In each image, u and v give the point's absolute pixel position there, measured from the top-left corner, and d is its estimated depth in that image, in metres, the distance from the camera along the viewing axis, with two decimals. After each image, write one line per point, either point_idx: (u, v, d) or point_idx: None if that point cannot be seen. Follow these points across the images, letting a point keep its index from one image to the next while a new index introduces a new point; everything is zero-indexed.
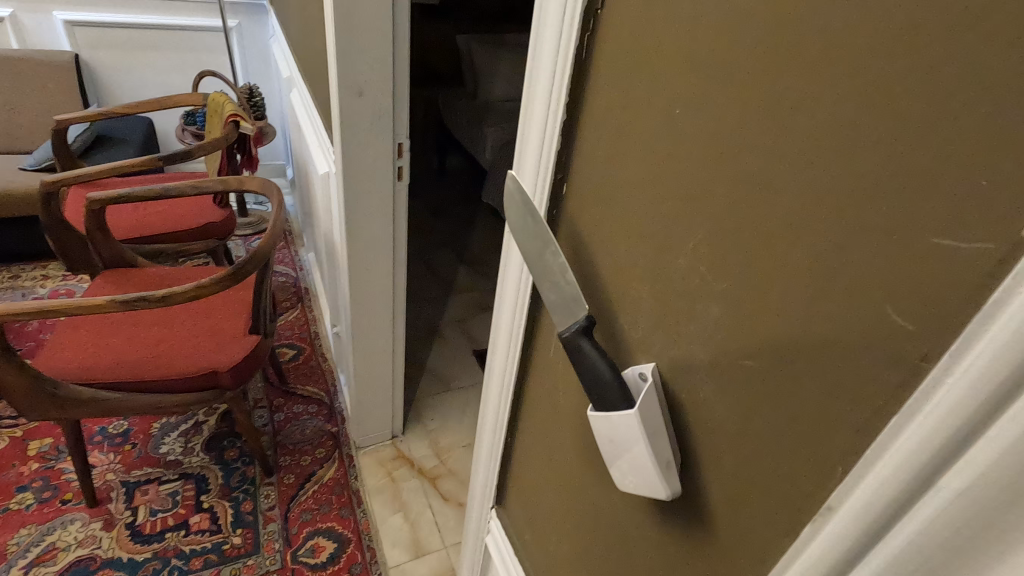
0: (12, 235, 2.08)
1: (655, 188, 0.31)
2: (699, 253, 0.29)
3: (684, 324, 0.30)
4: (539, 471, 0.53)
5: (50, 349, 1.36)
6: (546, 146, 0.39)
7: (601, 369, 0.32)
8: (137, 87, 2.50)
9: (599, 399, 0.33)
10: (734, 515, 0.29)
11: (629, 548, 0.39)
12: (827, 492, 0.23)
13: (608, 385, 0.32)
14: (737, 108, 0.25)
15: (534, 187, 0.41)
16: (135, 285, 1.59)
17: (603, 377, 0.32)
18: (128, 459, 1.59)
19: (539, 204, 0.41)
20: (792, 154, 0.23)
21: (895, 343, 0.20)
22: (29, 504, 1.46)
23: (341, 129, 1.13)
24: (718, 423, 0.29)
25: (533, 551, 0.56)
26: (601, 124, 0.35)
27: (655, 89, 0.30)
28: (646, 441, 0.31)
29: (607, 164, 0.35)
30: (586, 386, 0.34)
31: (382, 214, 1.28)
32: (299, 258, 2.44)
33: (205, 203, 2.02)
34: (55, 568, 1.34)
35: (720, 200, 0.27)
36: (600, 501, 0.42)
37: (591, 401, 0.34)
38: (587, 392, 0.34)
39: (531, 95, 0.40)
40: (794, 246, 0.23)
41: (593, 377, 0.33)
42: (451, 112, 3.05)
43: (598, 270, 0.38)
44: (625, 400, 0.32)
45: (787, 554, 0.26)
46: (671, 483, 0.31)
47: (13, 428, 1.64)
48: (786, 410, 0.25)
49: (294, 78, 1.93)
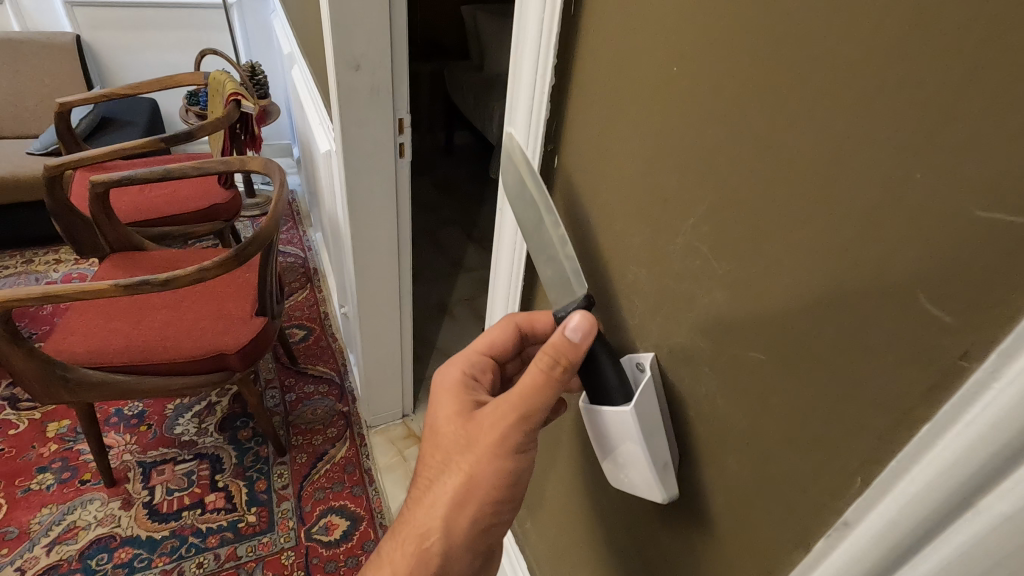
0: (22, 220, 2.09)
1: (652, 158, 0.28)
2: (700, 229, 0.25)
3: (683, 311, 0.27)
4: (541, 461, 0.50)
5: (60, 333, 1.37)
6: (533, 114, 0.36)
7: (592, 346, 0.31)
8: (139, 67, 2.47)
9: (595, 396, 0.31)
10: (738, 518, 0.26)
11: (632, 546, 0.37)
12: (844, 503, 0.21)
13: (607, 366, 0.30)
14: (739, 63, 0.22)
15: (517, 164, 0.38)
16: (141, 269, 1.59)
17: (599, 362, 0.30)
18: (144, 440, 1.61)
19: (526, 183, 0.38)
20: (809, 110, 0.19)
21: (926, 337, 0.17)
22: (49, 484, 1.49)
23: (340, 105, 1.10)
24: (722, 420, 0.26)
25: (534, 540, 0.54)
26: (592, 88, 0.31)
27: (650, 45, 0.27)
28: (641, 438, 0.29)
29: (599, 131, 0.32)
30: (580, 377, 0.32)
31: (385, 192, 1.26)
32: (307, 238, 2.43)
33: (209, 185, 2.01)
34: (76, 547, 1.37)
35: (723, 167, 0.24)
36: (599, 494, 0.40)
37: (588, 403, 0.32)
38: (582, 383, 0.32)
39: (517, 59, 0.36)
40: (810, 228, 0.20)
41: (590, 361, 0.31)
42: (457, 85, 2.99)
43: (593, 250, 0.34)
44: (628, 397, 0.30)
45: (799, 567, 0.23)
46: (667, 486, 0.29)
47: (32, 411, 1.67)
48: (797, 408, 0.22)
49: (294, 54, 1.90)
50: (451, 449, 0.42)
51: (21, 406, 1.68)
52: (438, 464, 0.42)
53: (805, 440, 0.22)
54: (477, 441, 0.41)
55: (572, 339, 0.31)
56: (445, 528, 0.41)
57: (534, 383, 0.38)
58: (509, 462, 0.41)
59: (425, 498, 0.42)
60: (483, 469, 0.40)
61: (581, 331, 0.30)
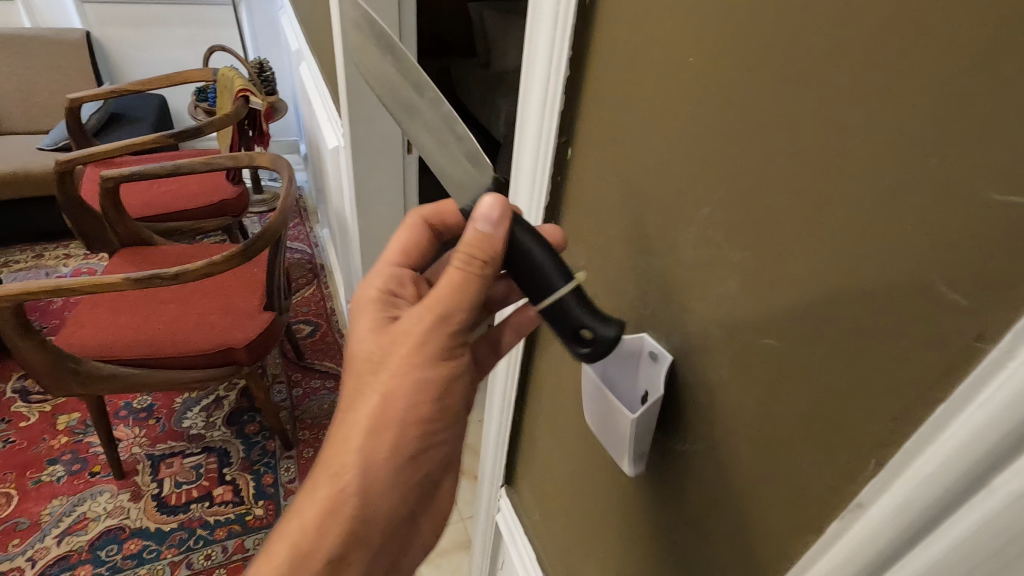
0: (32, 215, 2.11)
1: (666, 149, 0.28)
2: (715, 219, 0.26)
3: (697, 301, 0.28)
4: (549, 453, 0.50)
5: (70, 327, 1.38)
6: (547, 106, 0.36)
7: (565, 296, 0.33)
8: (148, 63, 2.49)
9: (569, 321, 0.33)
10: (748, 505, 0.26)
11: (641, 536, 0.37)
12: (858, 486, 0.21)
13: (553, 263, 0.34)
14: (755, 54, 0.22)
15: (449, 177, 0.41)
16: (150, 263, 1.60)
17: (541, 265, 0.34)
18: (152, 433, 1.63)
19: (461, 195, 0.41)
20: (825, 99, 0.20)
21: (942, 320, 0.17)
22: (60, 476, 1.51)
23: (348, 101, 1.11)
24: (733, 408, 0.26)
25: (542, 531, 0.54)
26: (607, 78, 0.32)
27: (666, 39, 0.27)
28: (638, 415, 0.31)
29: (613, 122, 0.32)
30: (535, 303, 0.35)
31: (393, 188, 1.26)
32: (314, 235, 2.44)
33: (217, 181, 2.02)
34: (86, 537, 1.38)
35: (738, 157, 0.24)
36: (608, 484, 0.40)
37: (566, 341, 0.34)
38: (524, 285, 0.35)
39: (531, 51, 0.36)
40: (825, 214, 0.20)
41: (535, 266, 0.34)
42: (464, 83, 3.00)
43: (605, 240, 0.35)
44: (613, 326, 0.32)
45: (810, 551, 0.23)
46: (634, 462, 0.33)
47: (43, 404, 1.69)
48: (810, 393, 0.22)
49: (302, 51, 1.91)
50: (363, 372, 0.39)
51: (32, 399, 1.71)
52: (351, 390, 0.40)
53: (819, 425, 0.22)
54: (395, 352, 0.38)
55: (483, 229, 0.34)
56: (364, 461, 0.38)
57: (453, 283, 0.36)
58: (432, 374, 0.39)
59: (344, 427, 0.39)
60: (404, 379, 0.38)
61: (494, 219, 0.34)
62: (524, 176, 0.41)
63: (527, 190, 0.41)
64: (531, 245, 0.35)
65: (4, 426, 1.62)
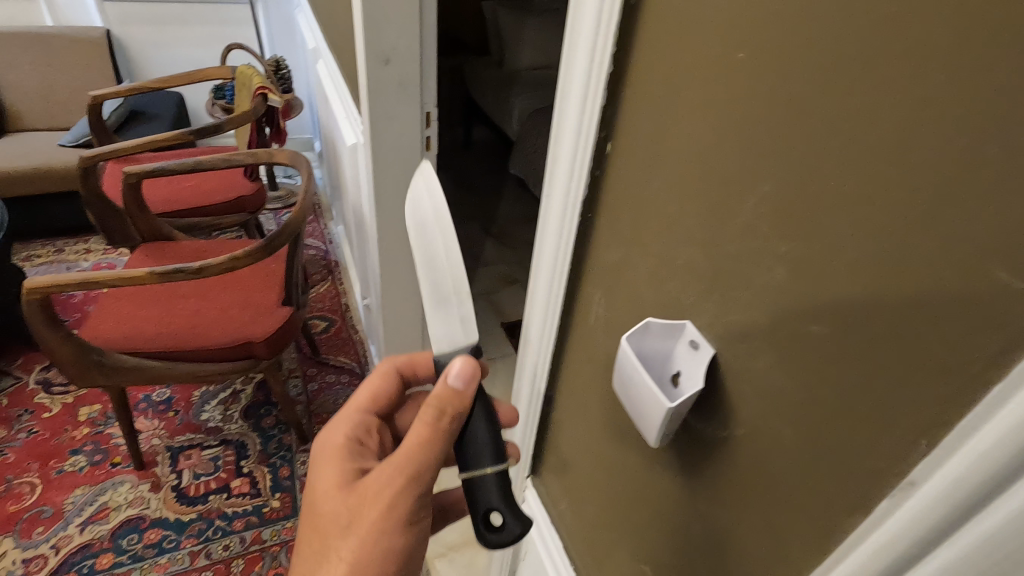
0: (54, 210, 2.14)
1: (711, 144, 0.29)
2: (762, 210, 0.26)
3: (741, 290, 0.28)
4: (575, 443, 0.51)
5: (94, 319, 1.41)
6: (588, 101, 0.37)
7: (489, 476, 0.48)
8: (166, 62, 2.52)
9: (485, 497, 0.48)
10: (789, 490, 0.27)
11: (671, 524, 0.38)
12: (909, 465, 0.22)
13: (495, 438, 0.50)
14: (807, 49, 0.23)
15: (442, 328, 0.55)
16: (171, 258, 1.63)
17: (483, 444, 0.49)
18: (171, 425, 1.66)
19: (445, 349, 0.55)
20: (881, 93, 0.20)
21: (1001, 302, 0.18)
22: (82, 466, 1.54)
23: (369, 99, 1.12)
24: (776, 395, 0.27)
25: (569, 521, 0.55)
26: (652, 74, 0.32)
27: (714, 36, 0.28)
28: (673, 404, 0.31)
29: (656, 115, 0.33)
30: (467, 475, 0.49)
31: (411, 185, 1.28)
32: (328, 232, 2.47)
33: (235, 177, 2.05)
34: (108, 526, 1.41)
35: (787, 150, 0.25)
36: (638, 473, 0.41)
37: (476, 517, 0.47)
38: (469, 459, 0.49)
39: (573, 47, 0.37)
40: (880, 203, 0.21)
41: (476, 440, 0.49)
42: (477, 82, 3.02)
43: (645, 234, 0.35)
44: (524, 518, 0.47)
45: (855, 531, 0.24)
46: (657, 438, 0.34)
47: (65, 395, 1.73)
48: (859, 375, 0.23)
49: (320, 50, 1.93)
50: (332, 530, 0.46)
51: (54, 390, 1.74)
52: (321, 547, 0.46)
53: (868, 408, 0.23)
54: (366, 507, 0.45)
55: (453, 382, 0.46)
56: None
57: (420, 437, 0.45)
58: (397, 531, 0.45)
59: None
60: (371, 540, 0.45)
61: (462, 378, 0.46)
62: (561, 169, 0.41)
63: (563, 185, 0.41)
64: (484, 418, 0.50)
65: (27, 416, 1.66)
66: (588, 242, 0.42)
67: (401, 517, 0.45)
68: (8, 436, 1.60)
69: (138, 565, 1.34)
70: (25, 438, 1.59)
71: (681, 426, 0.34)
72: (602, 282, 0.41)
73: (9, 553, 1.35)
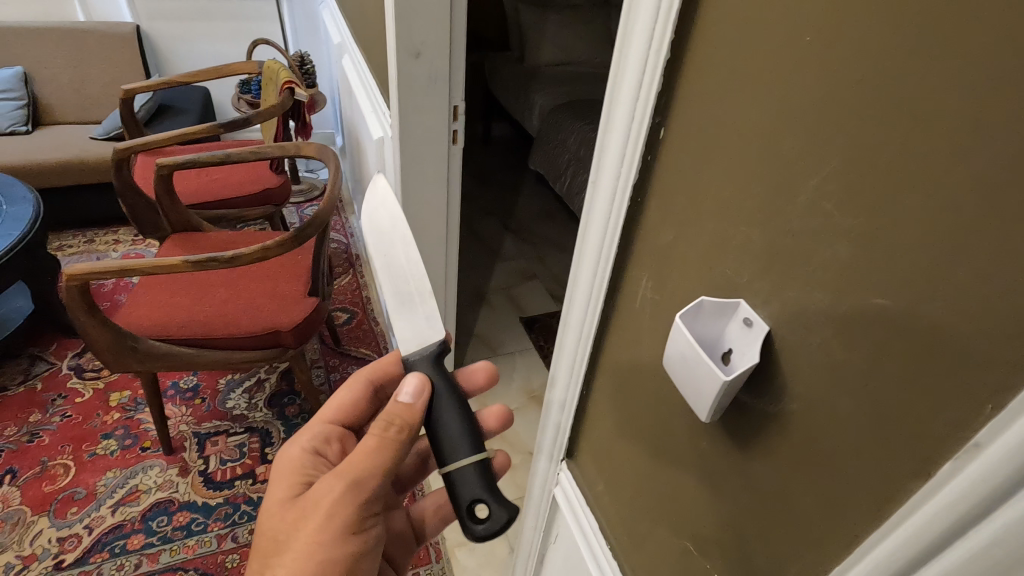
0: (85, 201, 2.20)
1: (773, 127, 0.30)
2: (826, 188, 0.27)
3: (800, 267, 0.29)
4: (614, 424, 0.53)
5: (129, 306, 1.45)
6: (643, 87, 0.38)
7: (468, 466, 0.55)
8: (193, 57, 2.57)
9: (466, 489, 0.54)
10: (847, 460, 0.28)
11: (718, 500, 0.39)
12: (974, 428, 0.22)
13: (465, 433, 0.57)
14: (878, 35, 0.24)
15: (412, 325, 0.63)
16: (201, 248, 1.67)
17: (455, 441, 0.56)
18: (198, 412, 1.70)
19: (414, 349, 0.62)
20: (954, 72, 0.21)
21: None
22: (113, 450, 1.58)
23: (400, 93, 1.14)
24: (836, 368, 0.28)
25: (605, 501, 0.57)
26: (710, 60, 0.34)
27: (780, 22, 0.29)
28: (730, 378, 0.32)
29: (714, 99, 0.34)
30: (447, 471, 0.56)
31: (437, 178, 1.29)
32: (350, 225, 2.50)
33: (261, 170, 2.09)
34: (139, 508, 1.45)
35: (852, 131, 0.26)
36: (683, 452, 0.42)
37: (459, 510, 0.54)
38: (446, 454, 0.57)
39: (629, 37, 0.39)
40: (952, 177, 0.22)
41: (448, 438, 0.57)
42: (498, 78, 3.04)
43: (698, 216, 0.37)
44: (505, 501, 0.53)
45: (915, 496, 0.25)
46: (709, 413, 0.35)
47: (97, 380, 1.78)
48: (924, 344, 0.24)
49: (345, 45, 1.95)
50: (275, 537, 0.55)
51: (86, 375, 1.79)
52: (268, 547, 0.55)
53: (930, 377, 0.24)
54: (311, 511, 0.54)
55: (406, 398, 0.57)
56: None
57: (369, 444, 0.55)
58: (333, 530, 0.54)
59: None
60: (310, 540, 0.53)
61: (412, 393, 0.57)
62: (612, 154, 0.43)
63: (614, 170, 0.43)
64: (449, 419, 0.58)
65: (61, 401, 1.71)
66: (637, 226, 0.44)
67: (350, 519, 0.55)
68: (42, 419, 1.65)
69: (167, 546, 1.38)
70: (59, 422, 1.64)
71: (733, 402, 0.35)
72: (652, 265, 0.43)
73: (45, 531, 1.39)
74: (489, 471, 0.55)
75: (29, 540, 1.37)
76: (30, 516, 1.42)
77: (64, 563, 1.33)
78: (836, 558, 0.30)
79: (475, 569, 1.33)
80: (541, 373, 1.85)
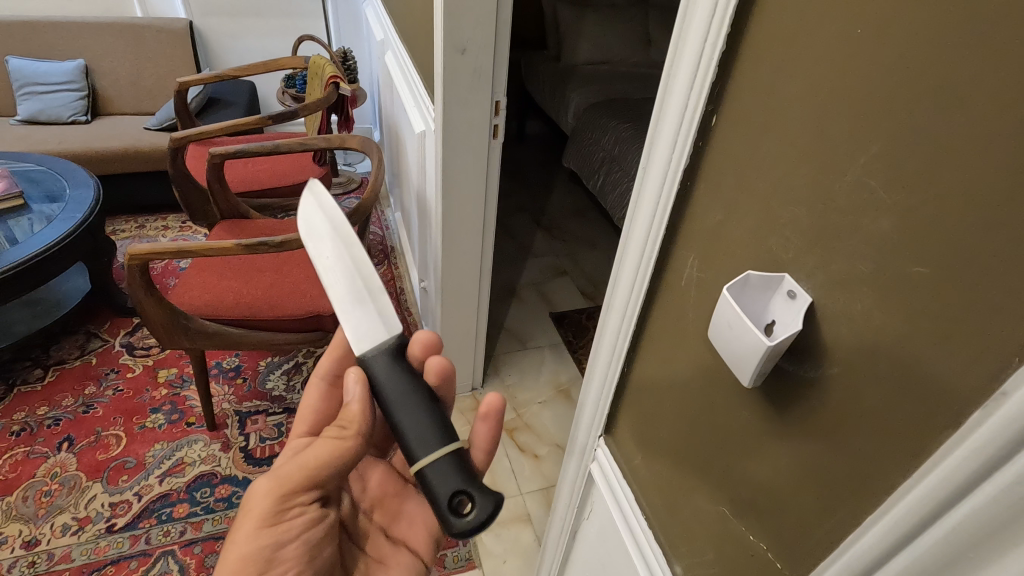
0: (139, 189, 2.32)
1: (822, 115, 0.32)
2: (873, 166, 0.30)
3: (846, 241, 0.32)
4: (654, 393, 0.56)
5: (182, 286, 1.53)
6: (698, 76, 0.41)
7: (445, 458, 0.58)
8: (241, 52, 2.68)
9: (446, 484, 0.57)
10: (888, 420, 0.30)
11: (759, 463, 0.41)
12: (1003, 378, 0.25)
13: (429, 431, 0.59)
14: (923, 28, 0.26)
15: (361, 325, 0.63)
16: (247, 233, 1.74)
17: (422, 439, 0.59)
18: (240, 391, 1.78)
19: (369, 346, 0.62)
20: (995, 59, 0.24)
21: None
22: (161, 424, 1.67)
23: (443, 86, 1.18)
24: (877, 331, 0.30)
25: (643, 474, 0.60)
26: (766, 52, 0.36)
27: (833, 17, 0.31)
28: (773, 343, 0.35)
29: (767, 89, 0.36)
30: (422, 469, 0.58)
31: (476, 170, 1.32)
32: (386, 219, 2.57)
33: (305, 162, 2.16)
34: (184, 479, 1.53)
35: (899, 114, 0.28)
36: (726, 420, 0.45)
37: (442, 505, 0.56)
38: (422, 455, 0.58)
39: (686, 30, 0.42)
40: (990, 154, 0.24)
41: (414, 435, 0.59)
42: (535, 77, 3.09)
43: (747, 197, 0.39)
44: (487, 490, 0.57)
45: (945, 444, 0.27)
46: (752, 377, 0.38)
47: (146, 358, 1.87)
48: (957, 308, 0.26)
49: (388, 41, 2.01)
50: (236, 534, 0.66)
51: (137, 352, 1.90)
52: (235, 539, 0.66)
53: (963, 339, 0.26)
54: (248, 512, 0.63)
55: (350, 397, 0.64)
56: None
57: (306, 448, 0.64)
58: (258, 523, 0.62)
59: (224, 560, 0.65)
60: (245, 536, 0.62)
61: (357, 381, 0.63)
62: (665, 140, 0.46)
63: (665, 156, 0.46)
64: (405, 412, 0.60)
65: (113, 375, 1.81)
66: (687, 208, 0.47)
67: (277, 513, 0.62)
68: (96, 392, 1.75)
69: (210, 516, 1.45)
70: (111, 395, 1.74)
71: (775, 369, 0.38)
72: (698, 245, 0.46)
73: (98, 496, 1.48)
74: (461, 463, 0.58)
75: (84, 503, 1.46)
76: (85, 481, 1.51)
77: (115, 526, 1.42)
78: (871, 507, 0.32)
79: (501, 554, 1.37)
80: (570, 367, 1.88)
